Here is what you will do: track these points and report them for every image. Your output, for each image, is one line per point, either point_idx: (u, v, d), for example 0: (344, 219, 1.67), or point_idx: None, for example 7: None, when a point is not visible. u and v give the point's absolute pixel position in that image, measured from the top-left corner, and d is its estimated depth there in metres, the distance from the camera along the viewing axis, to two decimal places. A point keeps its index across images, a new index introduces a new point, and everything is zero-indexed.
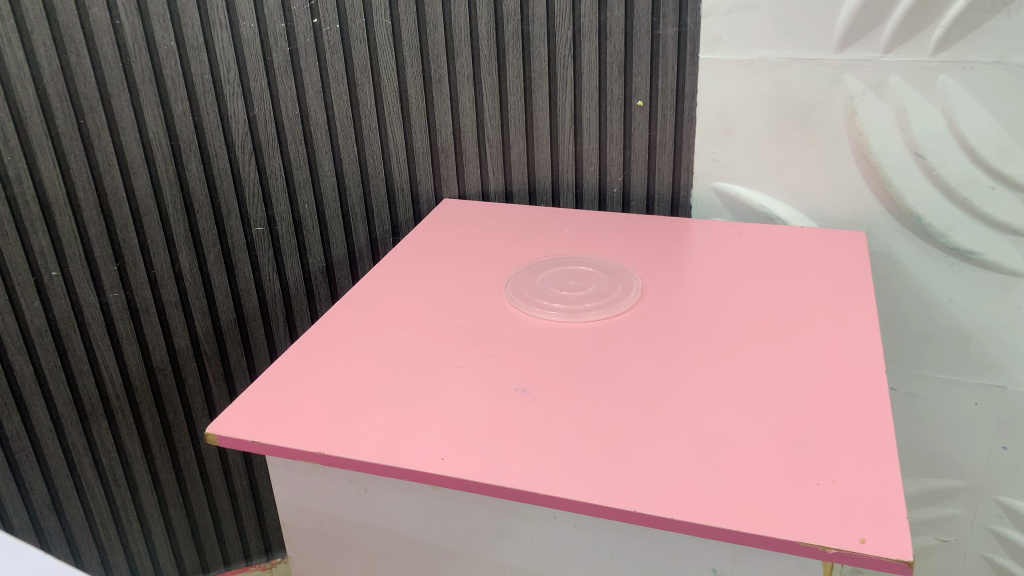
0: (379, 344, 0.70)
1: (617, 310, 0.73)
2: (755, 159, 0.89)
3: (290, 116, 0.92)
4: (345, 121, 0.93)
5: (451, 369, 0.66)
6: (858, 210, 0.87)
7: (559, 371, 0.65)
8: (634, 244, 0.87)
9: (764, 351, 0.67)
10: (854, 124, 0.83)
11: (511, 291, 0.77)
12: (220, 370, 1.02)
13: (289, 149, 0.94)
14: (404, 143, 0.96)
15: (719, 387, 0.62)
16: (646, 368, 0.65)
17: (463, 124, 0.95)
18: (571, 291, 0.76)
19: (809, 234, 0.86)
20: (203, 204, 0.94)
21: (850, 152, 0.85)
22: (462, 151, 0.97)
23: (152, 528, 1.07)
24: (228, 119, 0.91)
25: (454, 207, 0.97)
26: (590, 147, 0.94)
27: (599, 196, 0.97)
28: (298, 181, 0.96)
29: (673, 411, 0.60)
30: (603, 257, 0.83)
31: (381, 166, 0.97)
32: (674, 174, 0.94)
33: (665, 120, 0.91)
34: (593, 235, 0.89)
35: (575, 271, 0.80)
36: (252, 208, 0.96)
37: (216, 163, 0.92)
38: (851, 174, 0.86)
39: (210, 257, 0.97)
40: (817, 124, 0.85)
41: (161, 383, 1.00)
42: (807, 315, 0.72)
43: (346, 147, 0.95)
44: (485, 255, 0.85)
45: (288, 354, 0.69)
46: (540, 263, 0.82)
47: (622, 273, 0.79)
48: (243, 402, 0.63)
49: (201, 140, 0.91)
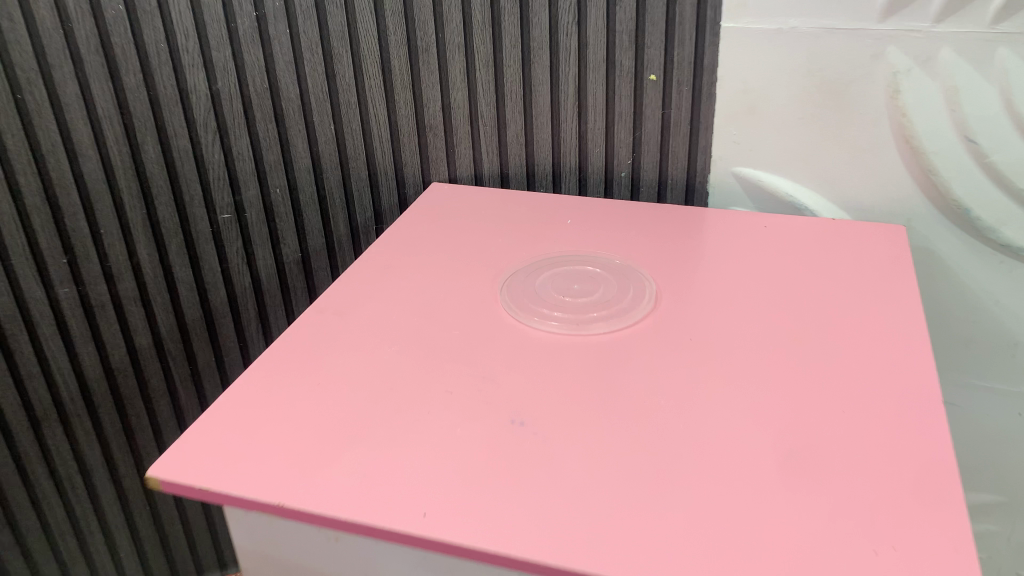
0: (354, 362, 0.61)
1: (626, 321, 0.64)
2: (781, 141, 0.79)
3: (258, 90, 0.82)
4: (321, 96, 0.83)
5: (436, 395, 0.57)
6: (897, 200, 0.78)
7: (561, 397, 0.56)
8: (645, 238, 0.77)
9: (799, 374, 0.58)
10: (897, 103, 0.73)
11: (506, 296, 0.67)
12: (185, 370, 0.93)
13: (258, 127, 0.84)
14: (387, 120, 0.86)
15: (748, 420, 0.53)
16: (663, 394, 0.56)
17: (453, 99, 0.85)
18: (574, 298, 0.67)
19: (841, 229, 0.77)
20: (162, 189, 0.84)
21: (891, 135, 0.75)
22: (452, 131, 0.87)
23: (116, 539, 0.99)
24: (188, 94, 0.80)
25: (444, 192, 0.87)
26: (595, 126, 0.84)
27: (605, 180, 0.87)
28: (269, 163, 0.86)
29: (697, 450, 0.51)
30: (611, 255, 0.73)
31: (362, 146, 0.87)
32: (690, 158, 0.84)
33: (681, 97, 0.81)
34: (599, 227, 0.79)
35: (580, 272, 0.70)
36: (218, 194, 0.86)
37: (176, 144, 0.82)
38: (890, 160, 0.76)
39: (171, 248, 0.87)
40: (854, 104, 0.75)
41: (120, 385, 0.91)
42: (845, 327, 0.63)
43: (322, 125, 0.85)
44: (477, 251, 0.75)
45: (250, 371, 0.60)
46: (539, 262, 0.72)
47: (632, 276, 0.70)
48: (193, 437, 0.54)
49: (158, 118, 0.81)
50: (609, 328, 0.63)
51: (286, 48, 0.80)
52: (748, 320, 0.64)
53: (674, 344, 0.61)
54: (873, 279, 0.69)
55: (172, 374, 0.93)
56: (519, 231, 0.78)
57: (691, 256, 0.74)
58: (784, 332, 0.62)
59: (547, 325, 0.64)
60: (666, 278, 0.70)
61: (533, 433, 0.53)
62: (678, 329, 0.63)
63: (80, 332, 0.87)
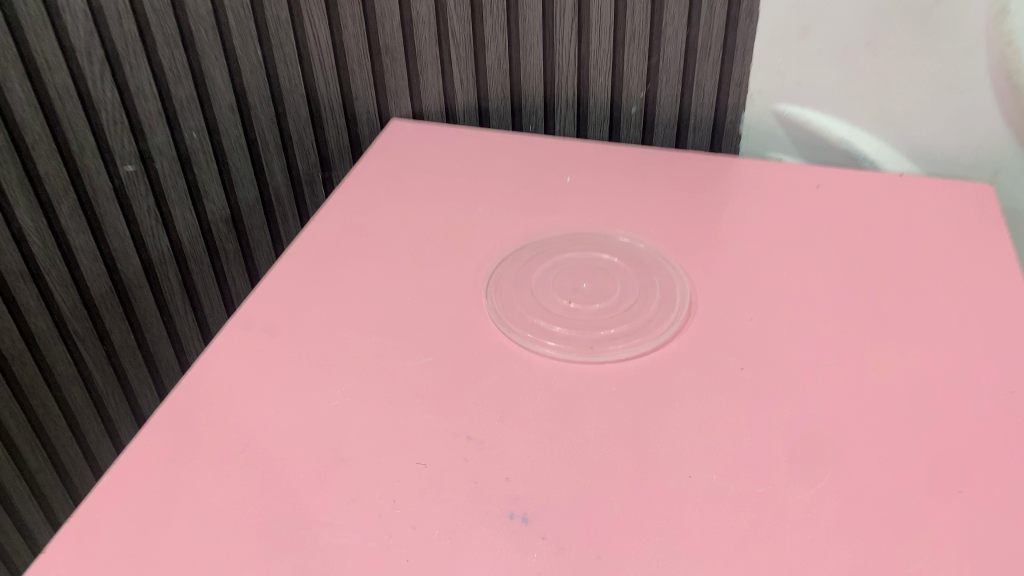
0: (293, 409, 0.45)
1: (656, 340, 0.48)
2: (841, 72, 0.62)
3: (155, 5, 0.62)
4: (240, 11, 0.64)
5: (403, 468, 0.42)
6: (985, 151, 0.60)
7: (574, 473, 0.41)
8: (665, 201, 0.60)
9: (889, 428, 0.43)
10: (1001, 29, 0.55)
11: (493, 304, 0.51)
12: (99, 351, 0.77)
13: (159, 54, 0.64)
14: (331, 42, 0.66)
15: (831, 515, 0.39)
16: (710, 467, 0.41)
17: (414, 14, 0.65)
18: (583, 305, 0.51)
19: (915, 188, 0.60)
20: (40, 138, 0.65)
21: (987, 70, 0.57)
22: (416, 53, 0.67)
23: (38, 537, 0.86)
24: (59, 12, 0.60)
25: (408, 132, 0.69)
26: (599, 49, 0.66)
27: (611, 116, 0.70)
28: (179, 100, 0.67)
29: (768, 567, 0.37)
30: (624, 232, 0.57)
31: (299, 76, 0.68)
32: (719, 90, 0.67)
33: (712, 11, 0.63)
34: (604, 187, 0.62)
35: (588, 262, 0.54)
36: (115, 140, 0.67)
37: (51, 79, 0.62)
38: (983, 101, 0.58)
39: (62, 210, 0.69)
40: (942, 28, 0.57)
41: (17, 374, 0.75)
42: (939, 348, 0.47)
43: (246, 50, 0.66)
44: (451, 228, 0.58)
45: (148, 431, 0.44)
46: (532, 248, 0.56)
47: (656, 265, 0.54)
48: (66, 549, 0.39)
49: (22, 45, 0.61)
50: (632, 352, 0.48)
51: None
52: (811, 333, 0.49)
53: (719, 376, 0.46)
54: (963, 265, 0.54)
55: (85, 356, 0.77)
56: (505, 194, 0.61)
57: (727, 228, 0.57)
58: (862, 353, 0.47)
59: (549, 350, 0.48)
60: (699, 266, 0.54)
61: (540, 537, 0.39)
62: (721, 351, 0.48)
63: None
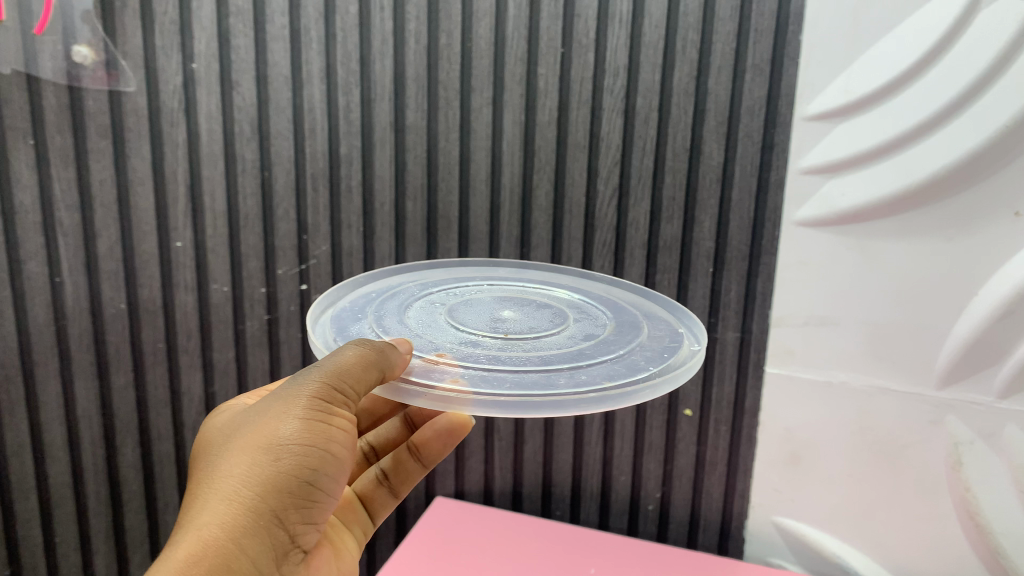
0: None
1: (668, 354, 0.62)
2: (805, 288, 0.98)
3: (414, 172, 1.06)
4: (546, 206, 1.04)
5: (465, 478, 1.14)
6: (863, 319, 0.96)
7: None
8: (530, 545, 1.05)
9: None
10: (854, 259, 0.95)
11: (372, 328, 0.64)
12: (116, 533, 1.22)
13: (411, 205, 1.07)
14: (652, 226, 1.02)
15: None
16: None
17: (631, 215, 1.02)
18: (513, 335, 0.64)
19: (732, 561, 1.04)
20: (353, 247, 1.10)
21: (844, 272, 0.96)
22: (477, 453, 1.15)
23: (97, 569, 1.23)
24: (336, 203, 1.08)
25: None
26: (668, 261, 1.02)
27: (711, 298, 1.02)
28: (343, 250, 1.10)
29: None
30: (502, 284, 0.82)
31: (578, 244, 1.05)
32: (678, 272, 1.02)
33: (737, 270, 1.00)
34: (531, 517, 1.12)
35: (499, 305, 0.74)
36: (414, 242, 1.09)
37: (353, 220, 1.09)
38: (855, 301, 0.96)
39: (225, 296, 1.13)
40: (826, 266, 0.96)
41: (17, 476, 1.19)
42: None
43: (516, 213, 1.05)
44: (436, 271, 0.86)
45: None
46: (424, 291, 0.77)
47: (592, 303, 0.76)
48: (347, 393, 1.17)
49: (301, 238, 1.10)
50: (528, 389, 0.54)
51: (357, 247, 1.10)
52: None
53: None
54: None
55: (119, 520, 1.22)
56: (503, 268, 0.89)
57: (638, 559, 1.03)
58: None
59: (445, 377, 0.56)
60: None
61: None
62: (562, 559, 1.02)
63: (175, 363, 1.16)
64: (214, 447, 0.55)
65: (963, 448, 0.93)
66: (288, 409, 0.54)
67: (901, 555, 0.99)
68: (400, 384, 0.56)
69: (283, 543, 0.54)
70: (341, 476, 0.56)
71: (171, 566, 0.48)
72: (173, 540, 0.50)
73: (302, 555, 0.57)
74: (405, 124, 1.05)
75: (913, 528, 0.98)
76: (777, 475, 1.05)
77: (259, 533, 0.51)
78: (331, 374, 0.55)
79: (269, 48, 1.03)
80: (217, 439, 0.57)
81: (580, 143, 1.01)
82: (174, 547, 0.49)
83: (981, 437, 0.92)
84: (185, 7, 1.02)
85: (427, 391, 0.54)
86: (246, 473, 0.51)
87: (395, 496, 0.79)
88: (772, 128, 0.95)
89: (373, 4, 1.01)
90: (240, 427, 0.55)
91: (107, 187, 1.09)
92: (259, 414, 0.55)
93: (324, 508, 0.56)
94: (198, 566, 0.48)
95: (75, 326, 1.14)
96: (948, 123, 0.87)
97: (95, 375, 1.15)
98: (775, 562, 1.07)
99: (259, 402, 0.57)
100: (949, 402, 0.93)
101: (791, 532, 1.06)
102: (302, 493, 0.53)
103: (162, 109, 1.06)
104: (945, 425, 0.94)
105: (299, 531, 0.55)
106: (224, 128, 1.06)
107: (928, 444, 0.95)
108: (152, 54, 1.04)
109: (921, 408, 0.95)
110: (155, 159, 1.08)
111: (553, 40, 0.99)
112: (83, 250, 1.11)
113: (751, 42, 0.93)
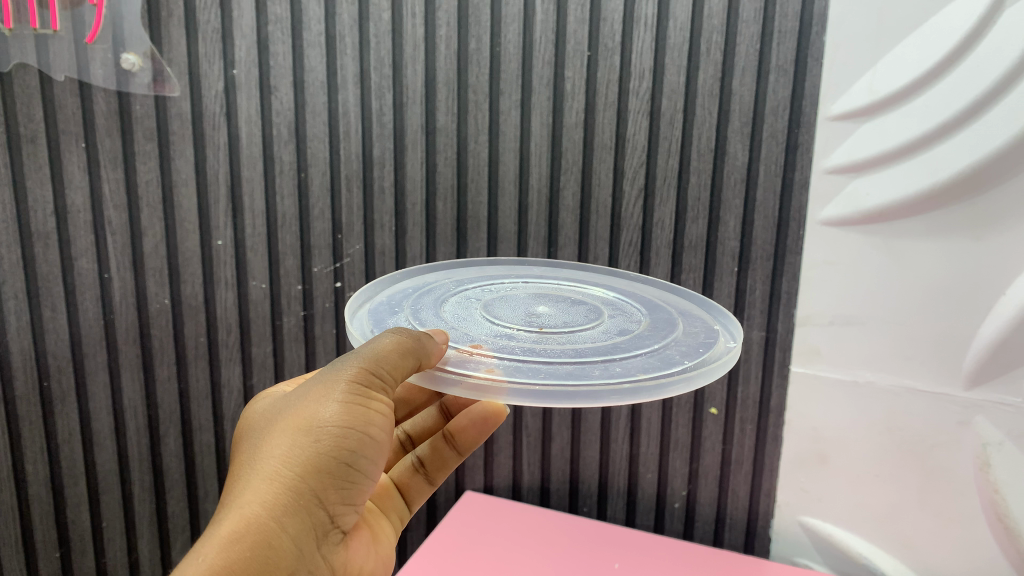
0: None
1: (703, 349, 0.63)
2: (837, 289, 0.98)
3: (444, 173, 1.09)
4: (572, 207, 1.07)
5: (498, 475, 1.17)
6: (894, 319, 0.96)
7: None
8: (556, 539, 1.06)
9: None
10: (885, 257, 0.95)
11: (408, 320, 0.67)
12: (157, 520, 1.27)
13: (441, 205, 1.10)
14: (678, 226, 1.03)
15: None
16: None
17: (657, 215, 1.04)
18: (548, 329, 0.67)
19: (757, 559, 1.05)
20: (386, 245, 1.13)
21: (873, 270, 0.96)
22: (505, 449, 1.17)
23: (140, 555, 1.28)
24: (369, 203, 1.12)
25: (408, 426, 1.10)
26: (694, 259, 1.04)
27: (737, 298, 1.03)
28: (375, 249, 1.13)
29: None
30: (538, 282, 0.85)
31: (605, 242, 1.07)
32: (704, 270, 1.04)
33: (763, 268, 1.01)
34: (561, 513, 1.14)
35: (535, 301, 0.76)
36: (444, 239, 1.11)
37: (385, 220, 1.12)
38: (884, 301, 0.96)
39: (263, 292, 1.17)
40: (858, 269, 0.97)
41: (66, 464, 1.24)
42: None
43: (541, 211, 1.08)
44: (471, 269, 0.88)
45: None
46: (462, 287, 0.79)
47: (627, 300, 0.78)
48: None
49: (335, 237, 1.14)
50: (563, 381, 0.55)
51: (390, 246, 1.13)
52: None
53: None
54: None
55: (162, 507, 1.26)
56: (535, 269, 0.91)
57: (663, 555, 1.03)
58: None
59: (477, 367, 0.58)
60: None
61: None
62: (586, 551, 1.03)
63: (216, 357, 1.20)
64: (261, 431, 0.58)
65: (992, 449, 0.93)
66: (328, 394, 0.57)
67: (930, 557, 0.99)
68: (438, 373, 0.58)
69: (323, 522, 0.56)
70: (381, 458, 0.58)
71: (217, 541, 0.51)
72: (218, 517, 0.53)
73: (343, 535, 0.59)
74: (436, 127, 1.08)
75: (942, 530, 0.98)
76: (805, 476, 1.05)
77: (298, 512, 0.53)
78: (367, 361, 0.57)
79: (306, 54, 1.07)
80: (262, 422, 0.59)
81: (606, 145, 1.03)
82: (220, 523, 0.52)
83: (1010, 438, 0.92)
84: (227, 16, 1.07)
85: (463, 379, 0.56)
86: (287, 454, 0.54)
87: (431, 482, 0.82)
88: (796, 128, 0.96)
89: (406, 11, 1.04)
90: (285, 411, 0.58)
91: (152, 188, 1.13)
92: (303, 399, 0.58)
93: (363, 490, 0.58)
94: (239, 541, 0.51)
95: (123, 320, 1.19)
96: (977, 120, 0.87)
97: (141, 368, 1.20)
98: (801, 562, 1.08)
99: (303, 386, 0.60)
100: (978, 403, 0.93)
101: (817, 532, 1.06)
102: (341, 474, 0.55)
103: (204, 114, 1.10)
104: (974, 426, 0.93)
105: (339, 511, 0.57)
106: (263, 132, 1.10)
107: (956, 444, 0.95)
108: (195, 60, 1.08)
109: (948, 409, 0.95)
110: (197, 161, 1.12)
111: (580, 44, 1.01)
112: (130, 249, 1.16)
113: (775, 44, 0.94)
